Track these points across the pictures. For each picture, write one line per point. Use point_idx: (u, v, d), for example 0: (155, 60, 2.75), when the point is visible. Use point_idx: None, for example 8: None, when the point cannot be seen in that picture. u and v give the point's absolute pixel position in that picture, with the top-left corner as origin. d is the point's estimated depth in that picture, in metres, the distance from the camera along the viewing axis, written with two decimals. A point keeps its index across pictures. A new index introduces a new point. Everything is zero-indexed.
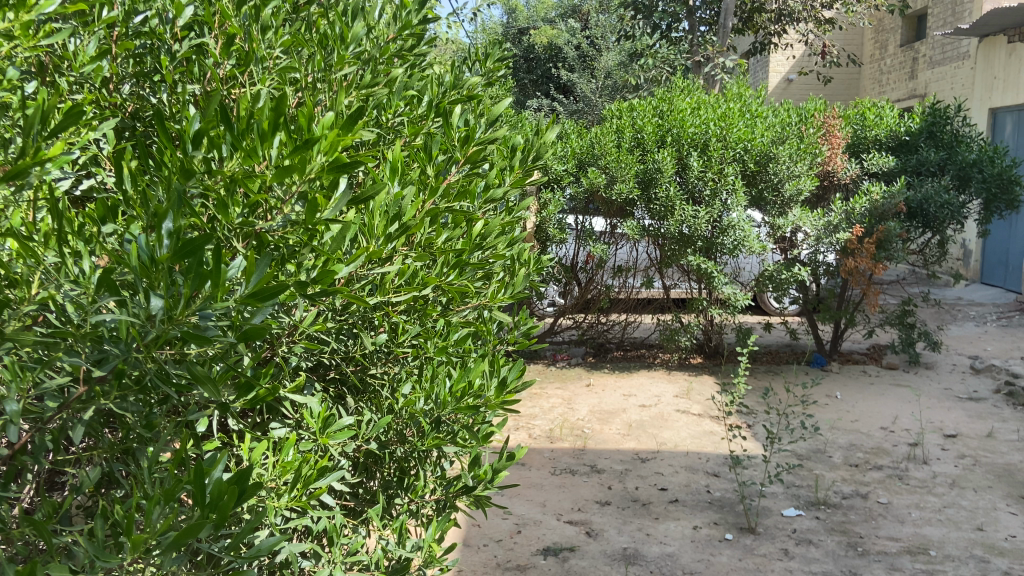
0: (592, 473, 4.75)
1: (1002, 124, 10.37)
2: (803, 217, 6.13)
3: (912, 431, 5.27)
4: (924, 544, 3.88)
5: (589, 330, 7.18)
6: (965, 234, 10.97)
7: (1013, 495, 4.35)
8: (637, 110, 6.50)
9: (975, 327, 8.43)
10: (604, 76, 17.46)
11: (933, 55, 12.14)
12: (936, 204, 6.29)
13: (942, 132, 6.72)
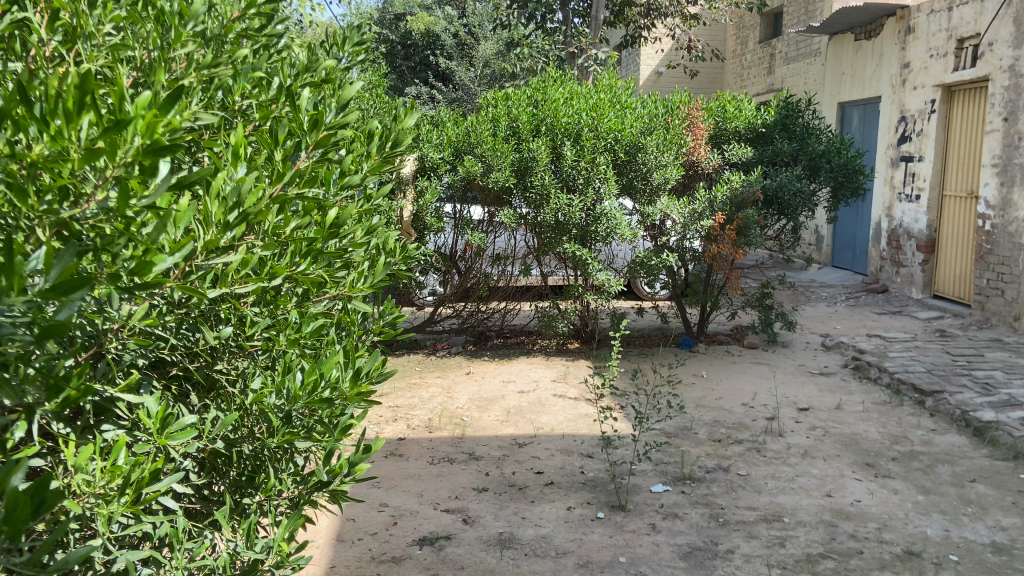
0: (470, 460, 4.77)
1: (849, 118, 11.16)
2: (670, 205, 6.37)
3: (769, 406, 5.61)
4: (779, 511, 4.16)
5: (469, 319, 7.20)
6: (818, 220, 11.79)
7: (858, 463, 4.72)
8: (512, 99, 6.56)
9: (826, 307, 9.06)
10: (482, 65, 17.47)
11: (788, 51, 12.90)
12: (790, 192, 6.67)
13: (794, 125, 7.07)
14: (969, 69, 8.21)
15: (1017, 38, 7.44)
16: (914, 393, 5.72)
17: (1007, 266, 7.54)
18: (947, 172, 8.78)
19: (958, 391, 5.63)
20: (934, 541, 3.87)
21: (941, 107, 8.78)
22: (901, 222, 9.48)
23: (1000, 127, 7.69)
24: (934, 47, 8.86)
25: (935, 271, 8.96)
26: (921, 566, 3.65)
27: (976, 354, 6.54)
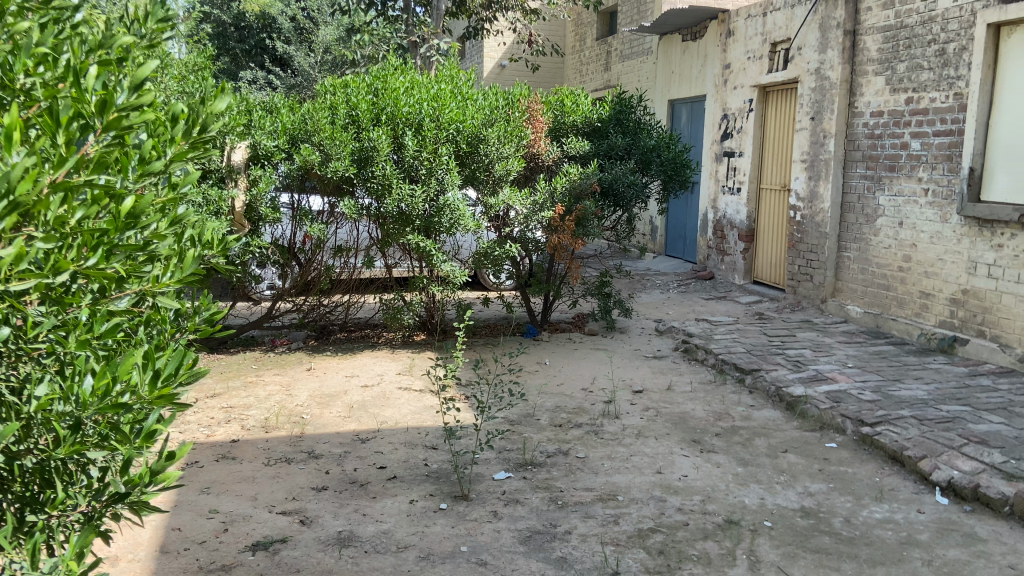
0: (309, 459, 4.62)
1: (678, 114, 11.83)
2: (512, 197, 6.48)
3: (607, 390, 5.85)
4: (614, 491, 4.35)
5: (311, 313, 6.96)
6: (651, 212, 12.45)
7: (686, 440, 5.02)
8: (351, 87, 6.40)
9: (660, 294, 9.58)
10: (322, 51, 16.93)
11: (623, 49, 13.46)
12: (624, 184, 6.96)
13: (627, 120, 7.37)
14: (782, 71, 8.92)
15: (822, 44, 8.15)
16: (736, 372, 6.17)
17: (815, 253, 8.30)
18: (764, 167, 9.52)
19: (773, 369, 6.12)
20: (752, 509, 4.20)
21: (758, 106, 9.49)
22: (725, 214, 10.18)
23: (807, 125, 8.42)
24: (752, 50, 9.56)
25: (755, 259, 9.71)
26: (739, 534, 3.94)
27: (789, 334, 7.16)
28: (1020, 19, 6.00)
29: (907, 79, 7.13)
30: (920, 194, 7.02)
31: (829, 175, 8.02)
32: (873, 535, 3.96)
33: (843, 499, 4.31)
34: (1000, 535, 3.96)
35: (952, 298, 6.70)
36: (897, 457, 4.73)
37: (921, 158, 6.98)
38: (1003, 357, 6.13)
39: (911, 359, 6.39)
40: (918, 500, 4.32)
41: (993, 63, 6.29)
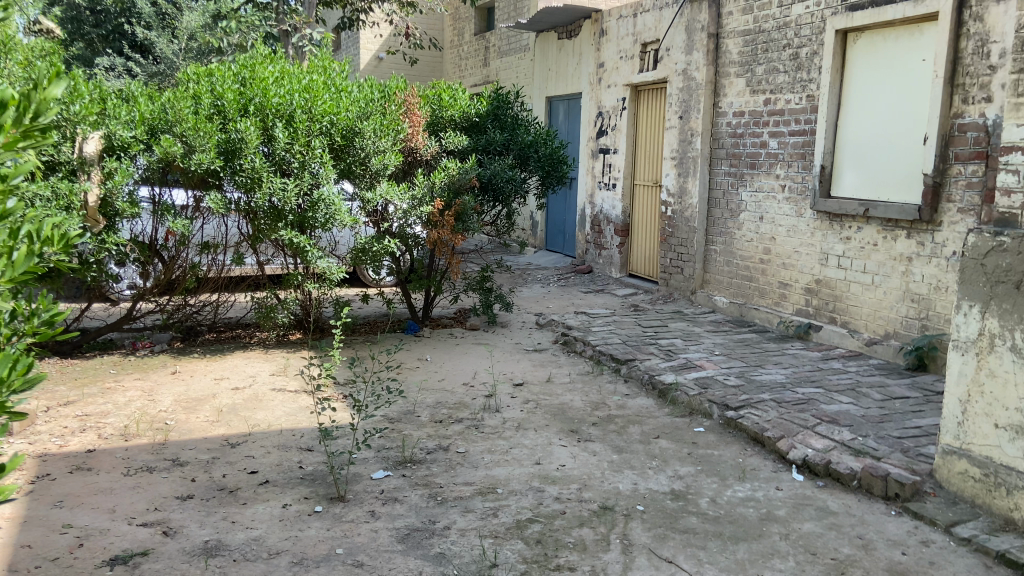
0: (173, 467, 4.38)
1: (556, 111, 12.07)
2: (390, 191, 6.38)
3: (487, 384, 5.89)
4: (493, 484, 4.37)
5: (176, 314, 6.67)
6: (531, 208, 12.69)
7: (564, 430, 5.12)
8: (215, 76, 6.13)
9: (540, 288, 9.74)
10: (187, 38, 16.03)
11: (500, 45, 13.59)
12: (502, 180, 7.05)
13: (505, 116, 7.44)
14: (652, 71, 9.25)
15: (688, 46, 8.52)
16: (612, 363, 6.35)
17: (685, 247, 8.68)
18: (637, 164, 9.85)
19: (647, 358, 6.35)
20: (625, 495, 4.33)
21: (631, 105, 9.82)
22: (601, 209, 10.47)
23: (676, 124, 8.78)
24: (623, 50, 9.86)
25: (630, 253, 10.03)
26: (613, 519, 4.06)
27: (662, 325, 7.45)
28: (864, 26, 6.46)
29: (766, 81, 7.56)
30: (778, 190, 7.46)
31: (697, 172, 8.40)
32: (737, 514, 4.19)
33: (710, 481, 4.53)
34: (849, 507, 4.29)
35: (807, 287, 7.17)
36: (758, 439, 5.02)
37: (778, 156, 7.42)
38: (851, 342, 6.62)
39: (772, 346, 6.80)
40: (778, 478, 4.60)
41: (840, 67, 6.75)
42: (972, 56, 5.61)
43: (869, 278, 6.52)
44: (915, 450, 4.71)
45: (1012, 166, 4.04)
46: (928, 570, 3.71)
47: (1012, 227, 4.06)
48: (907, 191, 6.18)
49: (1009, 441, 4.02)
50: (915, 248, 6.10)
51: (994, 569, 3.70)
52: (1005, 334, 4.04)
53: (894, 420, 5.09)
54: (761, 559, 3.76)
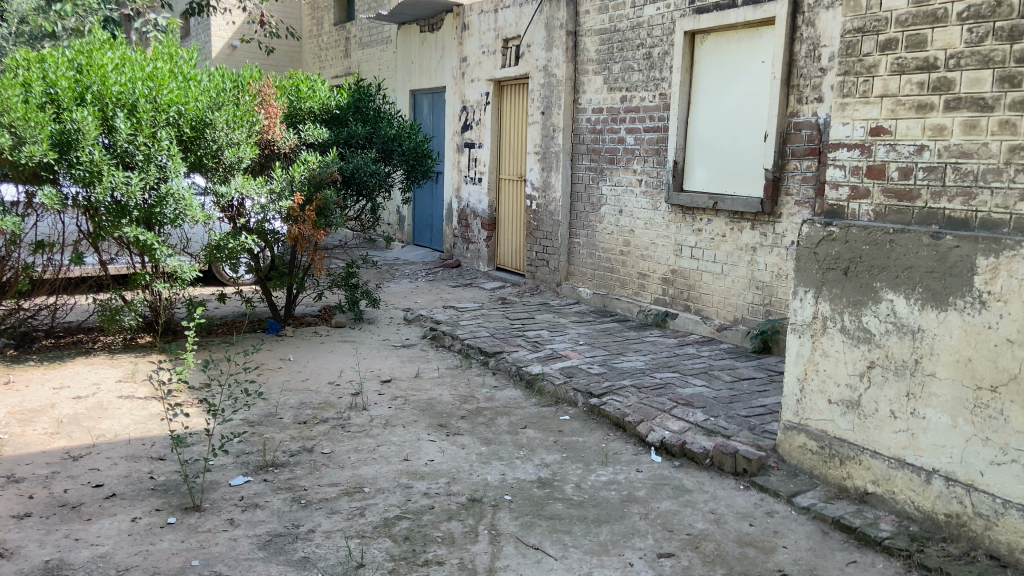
0: (6, 484, 4.00)
1: (419, 105, 12.00)
2: (245, 185, 6.13)
3: (353, 382, 5.78)
4: (359, 483, 4.29)
5: (6, 319, 6.10)
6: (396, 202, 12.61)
7: (433, 425, 5.11)
8: (47, 61, 5.65)
9: (408, 283, 9.67)
10: (16, 20, 14.74)
11: (361, 36, 13.35)
12: (365, 173, 6.90)
13: (366, 108, 7.27)
14: (513, 67, 9.37)
15: (547, 43, 8.70)
16: (480, 355, 6.40)
17: (550, 240, 8.88)
18: (501, 159, 9.97)
19: (514, 350, 6.45)
20: (493, 486, 4.38)
21: (494, 100, 9.91)
22: (468, 203, 10.53)
23: (538, 119, 8.96)
24: (485, 45, 9.93)
25: (497, 246, 10.14)
26: (481, 511, 4.09)
27: (529, 317, 7.59)
28: (709, 28, 6.83)
29: (621, 79, 7.84)
30: (635, 184, 7.78)
31: (559, 168, 8.62)
32: (600, 497, 4.34)
33: (575, 467, 4.67)
34: (702, 484, 4.54)
35: (664, 277, 7.53)
36: (620, 424, 5.21)
37: (635, 151, 7.73)
38: (704, 328, 7.02)
39: (632, 334, 7.09)
40: (638, 461, 4.81)
41: (689, 67, 7.11)
42: (805, 59, 6.07)
43: (718, 268, 6.92)
44: (760, 427, 5.06)
45: (839, 162, 4.41)
46: (773, 538, 4.01)
47: (840, 218, 4.44)
48: (750, 185, 6.61)
49: (841, 415, 4.41)
50: (758, 239, 6.53)
51: (830, 534, 4.06)
52: (836, 316, 4.42)
53: (742, 400, 5.44)
54: (622, 539, 3.92)
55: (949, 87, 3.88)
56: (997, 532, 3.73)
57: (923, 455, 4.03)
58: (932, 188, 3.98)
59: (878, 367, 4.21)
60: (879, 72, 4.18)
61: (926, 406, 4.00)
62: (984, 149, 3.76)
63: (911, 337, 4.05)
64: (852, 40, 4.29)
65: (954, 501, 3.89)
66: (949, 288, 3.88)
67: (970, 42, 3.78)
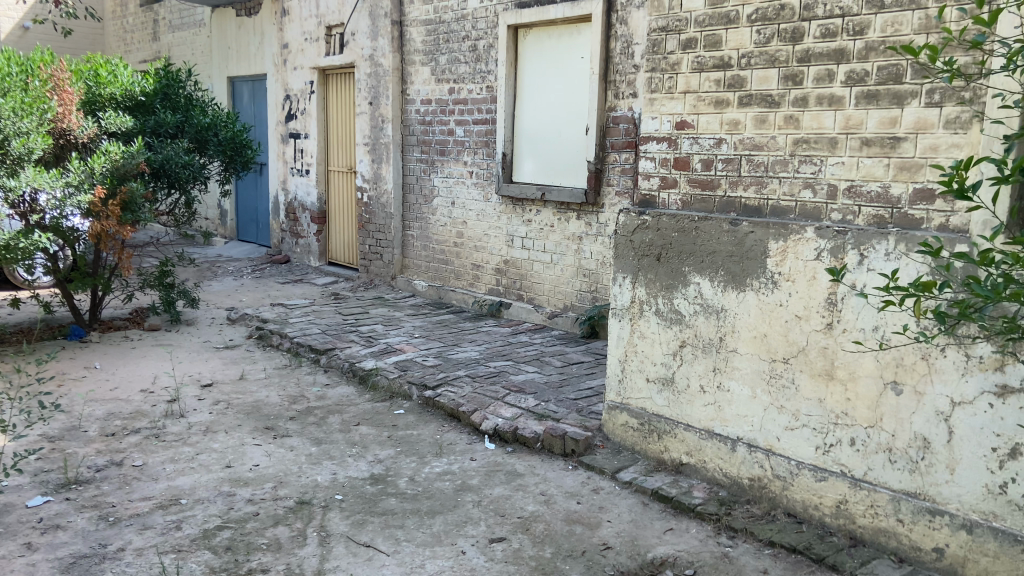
0: None
1: (239, 93, 11.45)
2: (37, 178, 5.58)
3: (170, 388, 5.42)
4: (177, 494, 4.03)
5: None
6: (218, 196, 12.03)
7: (258, 428, 4.89)
8: None
9: (233, 281, 9.18)
10: None
11: (172, 19, 12.60)
12: (178, 165, 6.65)
13: (176, 95, 7.05)
14: (337, 55, 9.15)
15: (372, 32, 8.57)
16: (310, 353, 6.21)
17: (382, 233, 8.77)
18: (329, 150, 9.72)
19: (346, 346, 6.31)
20: (323, 486, 4.26)
21: (319, 89, 9.61)
22: (296, 196, 10.20)
23: (367, 110, 8.80)
24: (306, 32, 9.63)
25: (329, 240, 9.90)
26: (310, 513, 3.97)
27: (362, 312, 7.45)
28: (531, 23, 6.99)
29: (449, 70, 7.87)
30: (466, 176, 7.83)
31: (389, 159, 8.51)
32: (434, 489, 4.35)
33: (408, 460, 4.65)
34: (533, 467, 4.68)
35: (497, 268, 7.65)
36: (454, 414, 5.24)
37: (465, 143, 7.78)
38: (536, 316, 7.21)
39: (466, 325, 7.15)
40: (471, 450, 4.86)
41: (514, 60, 7.25)
42: (620, 56, 6.36)
43: (547, 257, 7.13)
44: (587, 408, 5.28)
45: (650, 154, 4.68)
46: (599, 514, 4.21)
47: (652, 207, 4.71)
48: (575, 176, 6.84)
49: (658, 393, 4.71)
50: (584, 228, 6.78)
51: (650, 506, 4.32)
52: (651, 300, 4.71)
53: (571, 384, 5.65)
54: (455, 528, 3.95)
55: (743, 84, 4.20)
56: (793, 491, 4.15)
57: (729, 425, 4.40)
58: (730, 178, 4.32)
59: (689, 345, 4.54)
60: (682, 69, 4.46)
61: (730, 379, 4.37)
62: (772, 141, 4.11)
63: (716, 316, 4.40)
64: (657, 38, 4.56)
65: (757, 465, 4.28)
66: (747, 270, 4.23)
67: (759, 43, 4.11)
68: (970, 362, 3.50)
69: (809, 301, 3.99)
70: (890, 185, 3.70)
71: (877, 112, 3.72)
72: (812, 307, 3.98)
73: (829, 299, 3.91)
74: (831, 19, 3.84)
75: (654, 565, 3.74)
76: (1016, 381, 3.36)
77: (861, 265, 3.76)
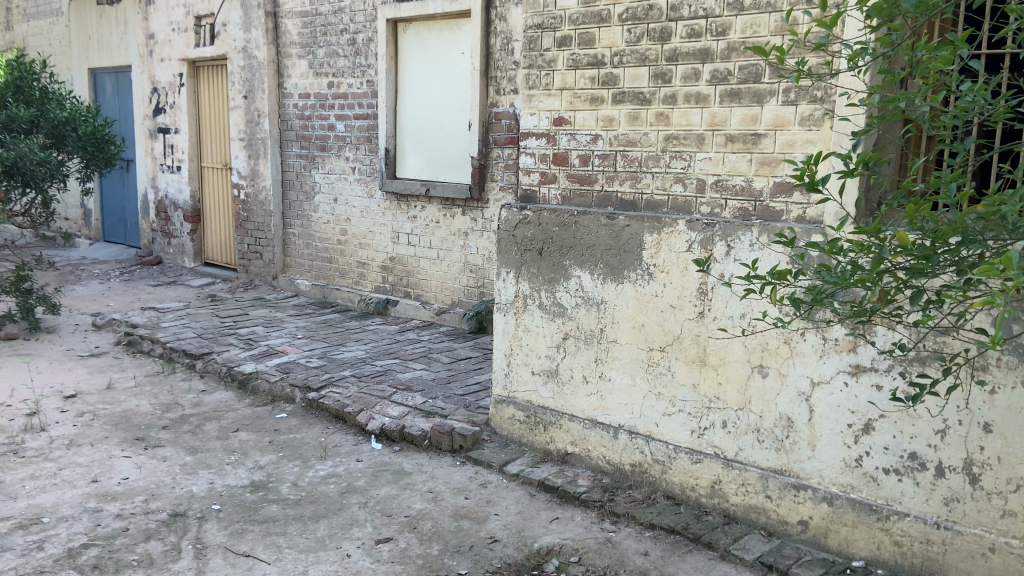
0: None
1: (101, 85, 10.76)
2: None
3: (28, 402, 5.05)
4: (37, 514, 3.77)
5: None
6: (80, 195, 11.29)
7: (127, 440, 4.63)
8: None
9: (99, 286, 8.65)
10: None
11: (25, 7, 11.77)
12: (32, 163, 6.20)
13: (30, 88, 6.49)
14: (208, 47, 8.75)
15: (245, 23, 8.26)
16: (185, 359, 5.93)
17: (261, 231, 8.48)
18: (202, 145, 9.29)
19: (224, 350, 6.07)
20: (199, 497, 4.08)
21: (189, 82, 9.18)
22: (166, 193, 9.70)
23: (241, 103, 8.47)
24: (174, 22, 9.16)
25: (205, 240, 9.48)
26: (186, 525, 3.79)
27: (242, 314, 7.18)
28: (410, 17, 6.93)
29: (326, 64, 7.68)
30: (349, 172, 7.69)
31: (267, 154, 8.24)
32: (318, 493, 4.25)
33: (291, 465, 4.52)
34: (421, 465, 4.65)
35: (382, 265, 7.54)
36: (339, 415, 5.15)
37: (346, 139, 7.63)
38: (424, 313, 7.17)
39: (352, 324, 7.03)
40: (357, 451, 4.79)
41: (394, 54, 7.16)
42: (500, 52, 6.40)
43: (434, 253, 7.10)
44: (475, 403, 5.30)
45: (530, 150, 4.75)
46: (486, 508, 4.23)
47: (533, 202, 4.77)
48: (459, 171, 6.84)
49: (543, 385, 4.80)
50: (469, 224, 6.80)
51: (536, 496, 4.39)
52: (535, 294, 4.78)
53: (458, 379, 5.66)
54: (340, 532, 3.87)
55: (616, 82, 4.32)
56: (671, 474, 4.31)
57: (611, 413, 4.53)
58: (607, 173, 4.43)
59: (572, 337, 4.64)
60: (558, 66, 4.55)
61: (611, 368, 4.50)
62: (645, 138, 4.25)
63: (597, 308, 4.51)
64: (533, 35, 4.63)
65: (638, 451, 4.42)
66: (624, 263, 4.36)
67: (629, 42, 4.24)
68: (827, 344, 3.74)
69: (682, 290, 4.16)
70: (754, 179, 3.89)
71: (739, 109, 3.90)
72: (685, 296, 4.15)
73: (700, 288, 4.09)
74: (695, 19, 4.00)
75: (541, 555, 3.80)
76: (867, 360, 3.63)
77: (728, 256, 3.95)
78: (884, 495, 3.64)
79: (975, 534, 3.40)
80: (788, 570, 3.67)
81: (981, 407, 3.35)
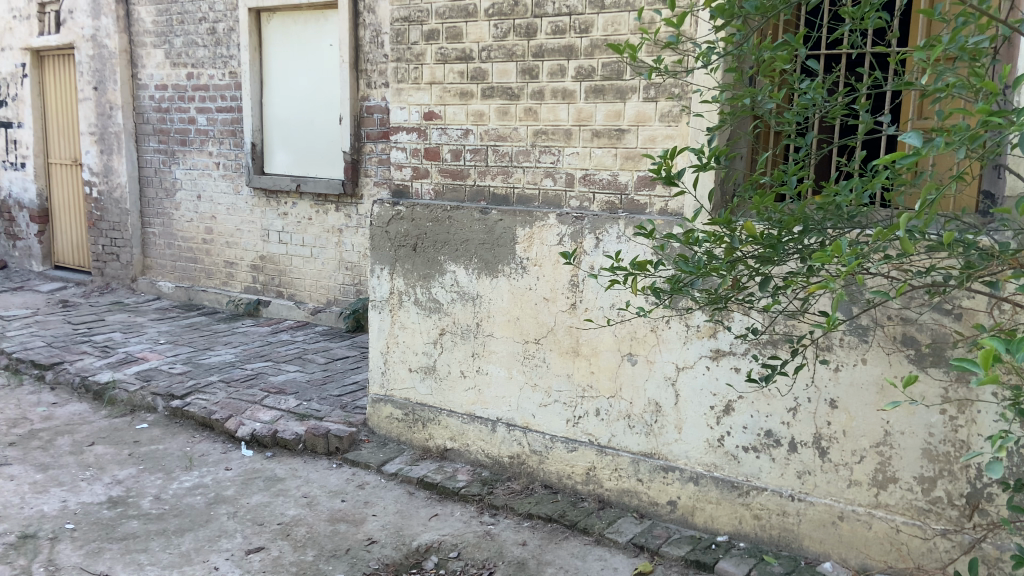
0: None
1: None
2: None
3: None
4: None
5: None
6: None
7: None
8: None
9: None
10: None
11: None
12: None
13: None
14: (54, 34, 8.15)
15: (93, 10, 7.78)
16: (33, 369, 5.64)
17: (118, 231, 8.02)
18: (49, 140, 8.65)
19: (77, 358, 5.76)
20: (49, 517, 3.83)
21: (33, 72, 8.53)
22: (10, 192, 8.98)
23: (91, 95, 7.95)
24: (14, 8, 8.51)
25: (55, 242, 8.84)
26: (35, 547, 3.55)
27: (97, 320, 6.82)
28: (273, 7, 6.74)
29: (184, 54, 7.36)
30: (212, 167, 7.40)
31: (121, 149, 7.78)
32: (183, 505, 4.05)
33: (154, 478, 4.30)
34: (295, 470, 4.54)
35: (252, 264, 7.31)
36: (206, 423, 4.95)
37: (208, 133, 7.33)
38: (298, 313, 6.99)
39: (220, 327, 6.83)
40: (227, 459, 4.61)
41: (258, 46, 6.94)
42: (370, 45, 6.32)
43: (307, 251, 6.91)
44: (351, 404, 5.22)
45: (401, 145, 4.70)
46: (364, 509, 4.16)
47: (405, 197, 4.73)
48: (331, 166, 6.69)
49: (420, 381, 4.77)
50: (343, 220, 6.65)
51: (415, 494, 4.36)
52: (410, 290, 4.74)
53: (334, 380, 5.58)
54: (208, 544, 3.70)
55: (484, 77, 4.34)
56: (549, 464, 4.38)
57: (489, 407, 4.55)
58: (478, 167, 4.44)
59: (448, 333, 4.63)
60: (426, 60, 4.53)
61: (488, 362, 4.53)
62: (515, 132, 4.29)
63: (472, 303, 4.52)
64: (400, 29, 4.59)
65: (515, 443, 4.47)
66: (498, 257, 4.39)
67: (496, 37, 4.27)
68: (690, 331, 3.91)
69: (555, 283, 4.23)
70: (619, 173, 4.00)
71: (604, 106, 4.01)
72: (557, 289, 4.23)
73: (572, 281, 4.17)
74: (559, 16, 4.07)
75: (419, 553, 3.77)
76: (726, 345, 3.82)
77: (597, 248, 4.05)
78: (744, 472, 3.86)
79: (825, 504, 3.65)
80: (659, 549, 3.81)
81: (827, 384, 3.61)
